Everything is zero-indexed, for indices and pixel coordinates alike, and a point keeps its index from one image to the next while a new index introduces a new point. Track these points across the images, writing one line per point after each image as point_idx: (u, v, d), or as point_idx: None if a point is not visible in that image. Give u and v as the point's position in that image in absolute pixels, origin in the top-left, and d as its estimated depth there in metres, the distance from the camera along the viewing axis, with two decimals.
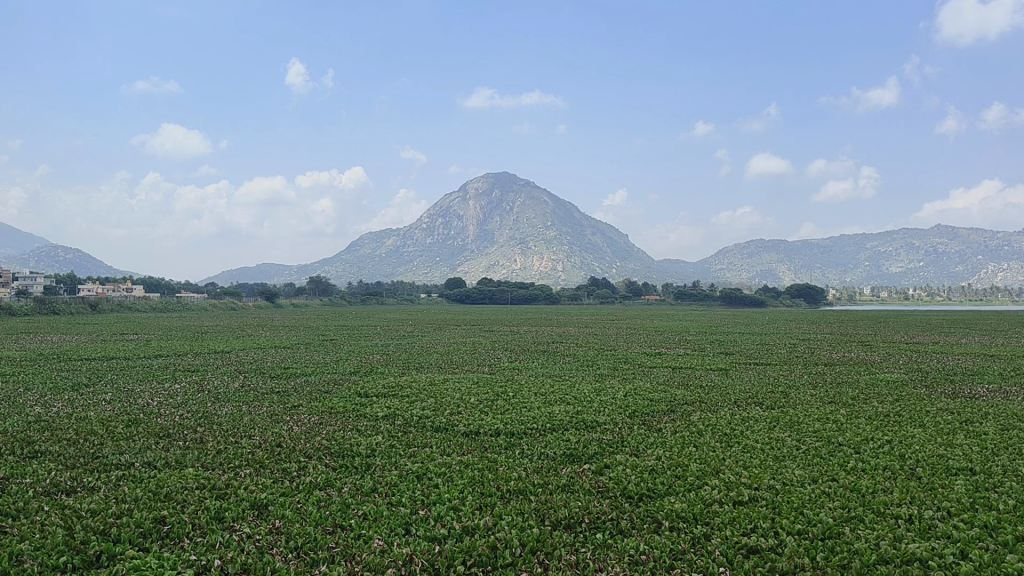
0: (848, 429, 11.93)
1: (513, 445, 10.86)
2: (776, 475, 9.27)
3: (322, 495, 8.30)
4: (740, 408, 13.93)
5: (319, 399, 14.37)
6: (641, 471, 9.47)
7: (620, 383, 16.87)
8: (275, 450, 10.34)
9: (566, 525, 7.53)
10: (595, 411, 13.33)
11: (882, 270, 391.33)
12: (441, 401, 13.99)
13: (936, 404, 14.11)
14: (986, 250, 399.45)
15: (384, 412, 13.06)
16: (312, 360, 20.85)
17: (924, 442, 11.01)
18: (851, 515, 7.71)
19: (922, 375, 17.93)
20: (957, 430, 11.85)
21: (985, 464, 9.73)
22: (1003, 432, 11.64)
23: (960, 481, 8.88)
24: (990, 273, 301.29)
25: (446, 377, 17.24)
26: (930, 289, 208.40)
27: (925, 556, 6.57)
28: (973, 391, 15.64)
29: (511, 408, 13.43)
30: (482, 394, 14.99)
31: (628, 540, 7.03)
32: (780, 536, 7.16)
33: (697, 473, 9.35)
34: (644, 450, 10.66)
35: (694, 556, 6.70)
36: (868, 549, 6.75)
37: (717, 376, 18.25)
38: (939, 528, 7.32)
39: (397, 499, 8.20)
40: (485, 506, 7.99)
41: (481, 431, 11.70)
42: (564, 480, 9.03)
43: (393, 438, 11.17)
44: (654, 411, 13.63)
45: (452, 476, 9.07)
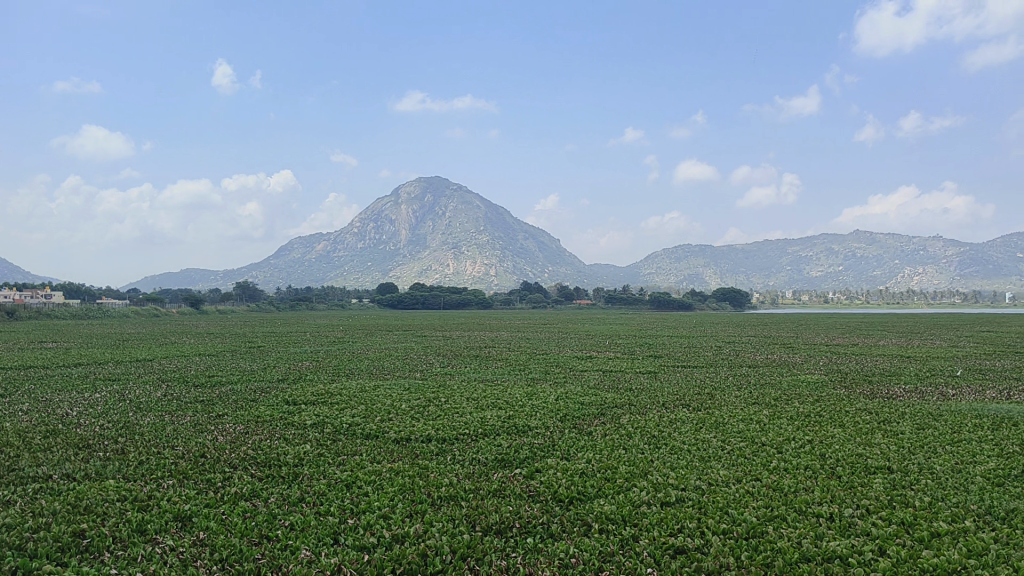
0: (771, 430, 12.23)
1: (444, 451, 10.81)
2: (701, 475, 9.46)
3: (248, 506, 8.13)
4: (668, 410, 14.13)
5: (245, 408, 14.03)
6: (571, 475, 9.52)
7: (551, 387, 16.91)
8: (199, 460, 10.09)
9: (497, 530, 7.53)
10: (526, 416, 13.35)
11: (805, 272, 402.38)
12: (372, 409, 13.83)
13: (855, 404, 14.57)
14: (901, 253, 414.35)
15: (313, 420, 12.87)
16: (239, 368, 20.42)
17: (843, 442, 11.32)
18: (773, 514, 7.90)
19: (842, 376, 18.48)
20: (875, 430, 12.22)
21: (901, 463, 10.05)
22: (919, 431, 12.05)
23: (877, 479, 9.16)
24: (906, 275, 312.61)
25: (377, 384, 17.07)
26: (847, 291, 215.75)
27: (845, 553, 6.75)
28: (890, 391, 16.18)
29: (443, 414, 13.35)
30: (414, 400, 14.91)
31: (558, 544, 7.06)
32: (704, 536, 7.30)
33: (625, 475, 9.47)
34: (574, 453, 10.76)
35: (622, 558, 6.77)
36: (789, 547, 6.91)
37: (646, 378, 18.48)
38: (857, 526, 7.53)
39: (325, 508, 8.08)
40: (416, 513, 7.93)
41: (412, 437, 11.63)
42: (495, 485, 9.03)
43: (322, 446, 11.02)
44: (584, 414, 13.73)
45: (382, 484, 8.97)
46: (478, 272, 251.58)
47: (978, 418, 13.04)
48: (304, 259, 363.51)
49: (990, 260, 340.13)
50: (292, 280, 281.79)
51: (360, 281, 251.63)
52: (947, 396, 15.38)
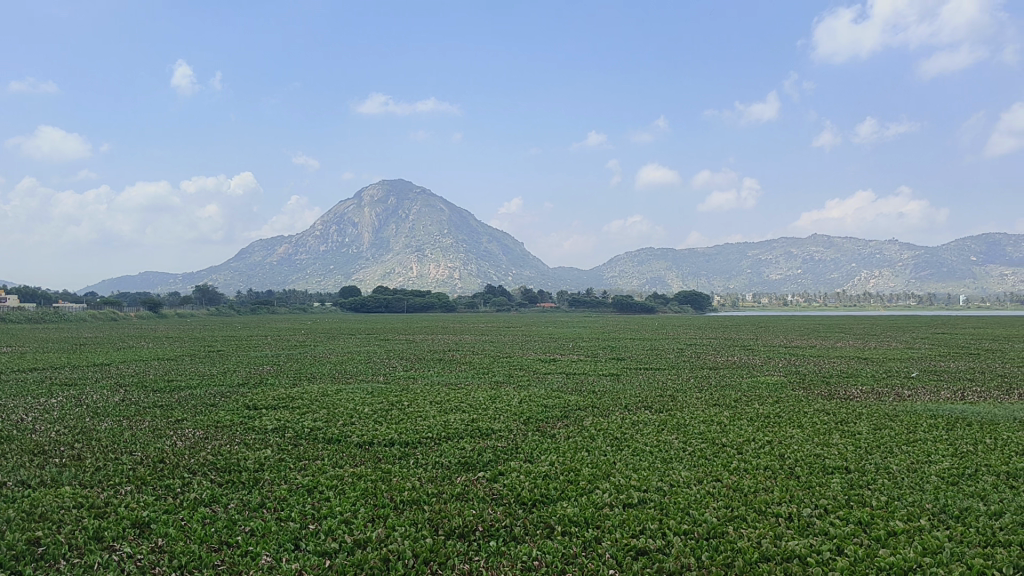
0: (731, 431, 12.39)
1: (407, 455, 10.78)
2: (663, 476, 9.55)
3: (208, 512, 8.04)
4: (630, 412, 14.23)
5: (205, 413, 13.86)
6: (534, 477, 9.55)
7: (515, 390, 16.93)
8: (158, 466, 9.96)
9: (460, 534, 7.53)
10: (490, 419, 13.36)
11: (765, 275, 407.44)
12: (334, 413, 13.74)
13: (814, 405, 14.80)
14: (859, 256, 421.36)
15: (274, 425, 12.75)
16: (199, 372, 20.14)
17: (802, 442, 11.50)
18: (734, 514, 8.00)
19: (801, 378, 18.77)
20: (832, 430, 12.42)
21: (858, 463, 10.23)
22: (875, 431, 12.28)
23: (835, 479, 9.32)
24: (863, 278, 318.03)
25: (339, 388, 16.96)
26: (805, 294, 218.95)
27: (803, 553, 6.86)
28: (848, 392, 16.46)
29: (406, 418, 13.30)
30: (377, 403, 14.84)
31: (522, 547, 7.07)
32: (666, 537, 7.37)
33: (589, 477, 9.53)
34: (538, 456, 10.79)
35: (584, 559, 6.81)
36: (749, 547, 7.00)
37: (609, 381, 18.60)
38: (815, 525, 7.66)
39: (286, 514, 8.02)
40: (378, 518, 7.90)
41: (375, 441, 11.58)
42: (458, 488, 9.03)
43: (283, 451, 10.92)
44: (547, 417, 13.79)
45: (345, 489, 8.91)
46: (442, 275, 250.96)
47: (932, 418, 13.32)
48: (266, 262, 359.88)
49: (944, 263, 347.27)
50: (254, 283, 278.79)
51: (323, 284, 249.39)
52: (902, 397, 15.69)
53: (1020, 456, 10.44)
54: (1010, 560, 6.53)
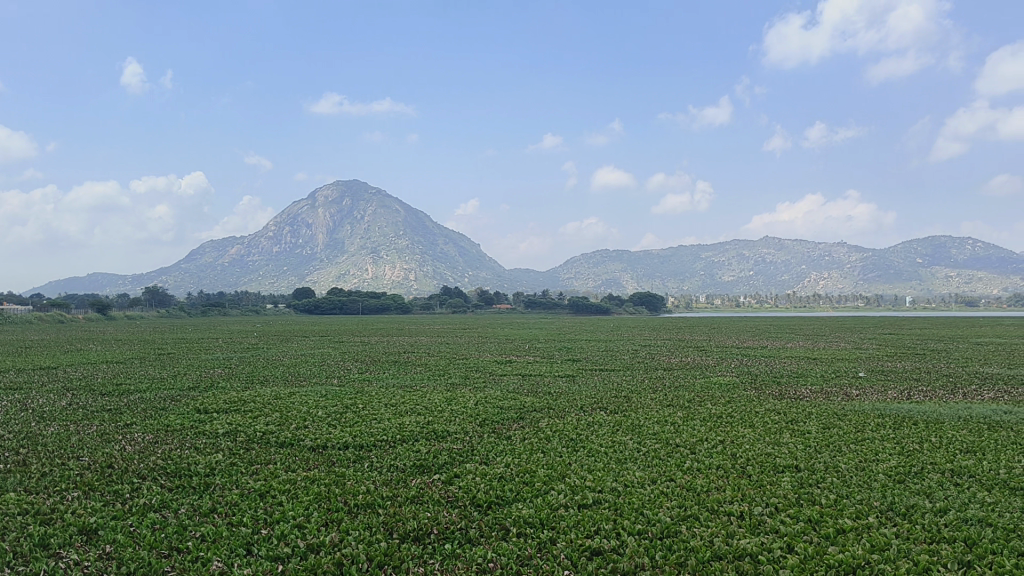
0: (685, 431, 12.53)
1: (361, 458, 10.70)
2: (617, 477, 9.62)
3: (157, 517, 7.89)
4: (585, 414, 14.30)
5: (155, 417, 13.59)
6: (490, 479, 9.55)
7: (470, 392, 16.90)
8: (106, 471, 9.75)
9: (415, 537, 7.49)
10: (445, 421, 13.33)
11: (718, 276, 412.83)
12: (287, 416, 13.58)
13: (765, 405, 15.05)
14: (809, 257, 428.97)
15: (226, 429, 12.57)
16: (148, 375, 19.75)
17: (752, 442, 11.66)
18: (686, 514, 8.08)
19: (753, 378, 19.07)
20: (782, 430, 12.61)
21: (808, 461, 10.43)
22: (825, 431, 12.51)
23: (786, 478, 9.46)
24: (813, 280, 323.99)
25: (293, 391, 16.78)
26: (756, 296, 222.18)
27: (755, 551, 6.95)
28: (798, 392, 16.76)
29: (360, 421, 13.22)
30: (331, 406, 14.71)
31: (477, 549, 7.07)
32: (620, 537, 7.43)
33: (544, 478, 9.55)
34: (493, 457, 10.79)
35: (539, 561, 6.82)
36: (701, 546, 7.07)
37: (564, 382, 18.67)
38: (766, 523, 7.77)
39: (238, 518, 7.90)
40: (332, 522, 7.83)
41: (329, 445, 11.47)
42: (413, 491, 8.99)
43: (234, 455, 10.76)
44: (503, 419, 13.79)
45: (297, 493, 8.82)
46: (397, 277, 249.53)
47: (880, 417, 13.58)
48: (218, 263, 354.52)
49: (891, 264, 355.28)
50: (205, 285, 274.28)
51: (276, 287, 246.15)
52: (850, 397, 15.99)
53: (964, 454, 10.71)
54: (954, 555, 6.70)
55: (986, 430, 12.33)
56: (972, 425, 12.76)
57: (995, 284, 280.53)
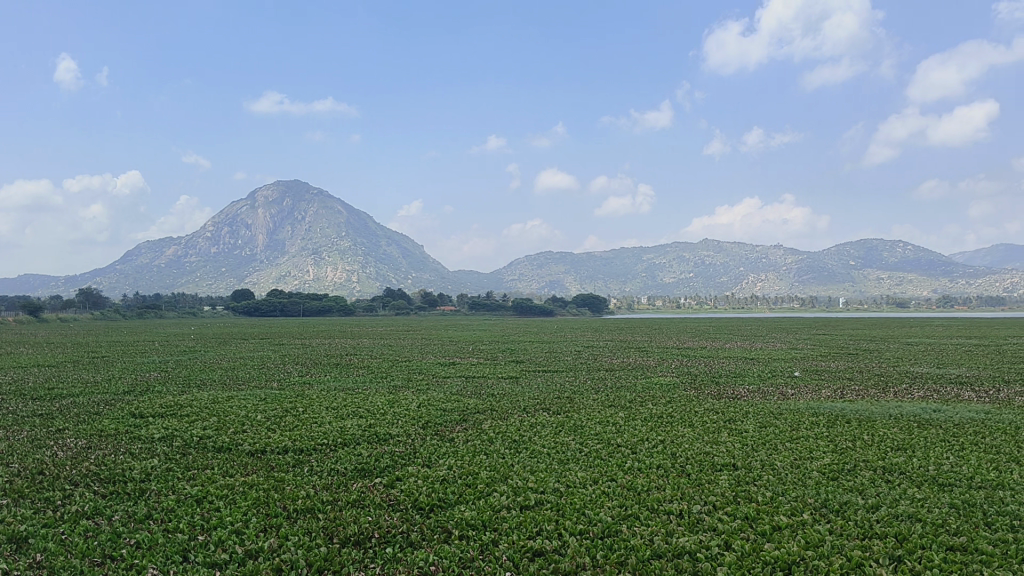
0: (626, 431, 12.64)
1: (302, 463, 10.56)
2: (559, 477, 9.67)
3: (90, 524, 7.68)
4: (528, 414, 14.35)
5: (88, 422, 13.22)
6: (432, 482, 9.51)
7: (413, 394, 16.82)
8: (36, 478, 9.45)
9: (355, 541, 7.43)
10: (387, 424, 13.23)
11: (659, 278, 418.40)
12: (225, 421, 13.34)
13: (703, 404, 15.28)
14: (747, 259, 437.65)
15: (162, 434, 12.29)
16: (82, 379, 19.20)
17: (692, 441, 11.83)
18: (627, 513, 8.16)
19: (692, 378, 19.40)
20: (721, 429, 12.83)
21: (744, 459, 10.62)
22: (761, 429, 12.77)
23: (723, 476, 9.64)
24: (751, 282, 330.59)
25: (231, 394, 16.50)
26: (696, 297, 225.83)
27: (693, 549, 7.06)
28: (736, 391, 17.09)
29: (301, 424, 13.05)
30: (271, 410, 14.50)
31: (418, 553, 7.03)
32: (562, 537, 7.47)
33: (486, 480, 9.55)
34: (436, 460, 10.77)
35: (481, 563, 6.82)
36: (641, 545, 7.15)
37: (507, 383, 18.75)
38: (705, 521, 7.89)
39: (175, 524, 7.75)
40: (271, 527, 7.73)
41: (268, 449, 11.30)
42: (354, 495, 8.90)
43: (171, 461, 10.53)
44: (446, 421, 13.74)
45: (235, 499, 8.67)
46: (339, 278, 247.33)
47: (814, 416, 13.89)
48: (155, 263, 346.46)
49: (827, 266, 364.14)
50: (141, 287, 267.81)
51: (215, 287, 241.60)
52: (787, 396, 16.32)
53: (895, 451, 11.02)
54: (885, 551, 6.89)
55: (914, 428, 12.72)
56: (901, 423, 13.14)
57: (924, 287, 289.69)
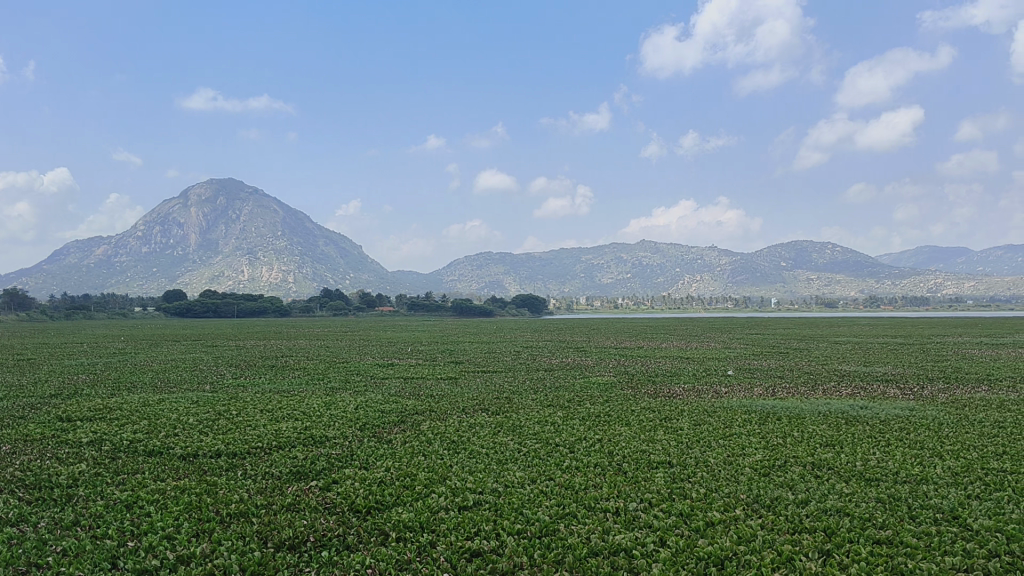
0: (564, 430, 12.72)
1: (235, 466, 10.37)
2: (498, 477, 9.68)
3: (15, 532, 7.43)
4: (467, 415, 14.33)
5: (11, 427, 12.78)
6: (369, 484, 9.43)
7: (350, 396, 16.65)
8: None
9: (290, 545, 7.33)
10: (324, 426, 13.08)
11: (597, 279, 422.04)
12: (156, 424, 13.02)
13: (640, 403, 15.48)
14: (683, 260, 444.35)
15: (90, 438, 11.93)
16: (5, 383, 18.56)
17: (629, 439, 11.98)
18: (565, 512, 8.22)
19: (629, 377, 19.64)
20: (657, 427, 13.02)
21: (680, 457, 10.78)
22: (696, 427, 12.99)
23: (659, 474, 9.77)
24: (687, 283, 335.61)
25: (163, 397, 16.11)
26: (633, 297, 228.27)
27: (629, 546, 7.14)
28: (672, 390, 17.35)
29: (235, 427, 12.82)
30: (204, 413, 14.20)
31: (355, 556, 6.97)
32: (500, 537, 7.48)
33: (425, 481, 9.51)
34: (373, 462, 10.68)
35: (418, 565, 6.79)
36: (578, 543, 7.21)
37: (446, 384, 18.73)
38: (640, 518, 8.00)
39: (103, 531, 7.54)
40: (203, 532, 7.57)
41: (200, 452, 11.07)
42: (289, 498, 8.78)
43: (98, 466, 10.22)
44: (384, 422, 13.65)
45: (167, 504, 8.47)
46: (275, 278, 243.66)
47: (747, 414, 14.18)
48: (83, 263, 336.24)
49: (761, 267, 371.78)
50: (67, 287, 259.40)
51: (146, 288, 235.75)
52: (720, 395, 16.60)
53: (824, 448, 11.30)
54: (815, 545, 7.08)
55: (842, 424, 13.09)
56: (830, 420, 13.48)
57: (852, 287, 297.71)
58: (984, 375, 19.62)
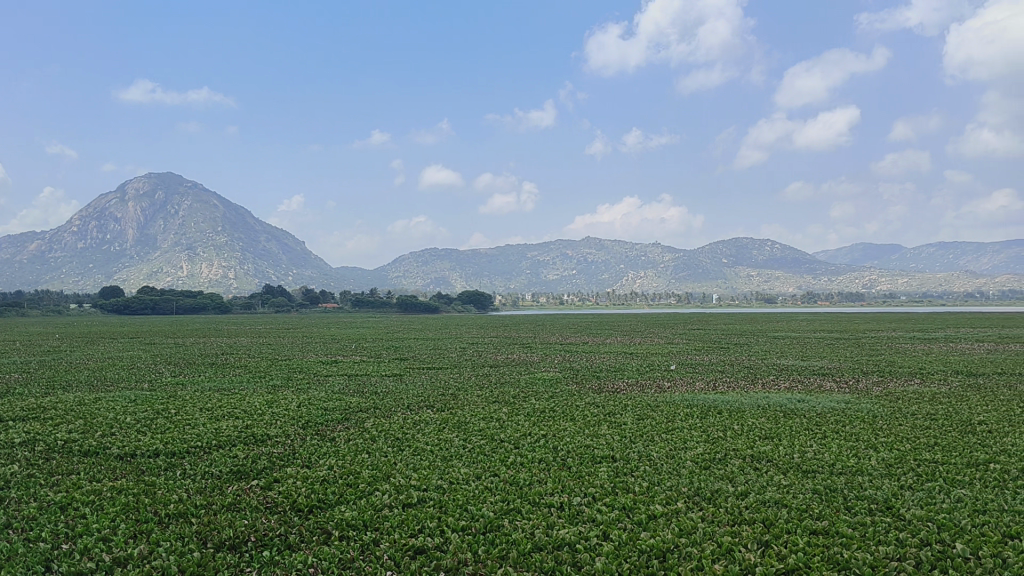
0: (509, 426, 12.75)
1: (175, 465, 10.18)
2: (443, 474, 9.66)
3: None
4: (412, 413, 14.25)
5: None
6: (311, 482, 9.34)
7: (293, 394, 16.46)
8: None
9: (230, 546, 7.22)
10: (266, 424, 12.91)
11: (543, 275, 423.36)
12: (92, 423, 12.70)
13: (584, 399, 15.60)
14: (628, 256, 448.34)
15: (21, 438, 11.59)
16: None
17: (573, 435, 12.07)
18: (509, 507, 8.25)
19: (574, 373, 19.78)
20: (601, 422, 13.14)
21: (623, 451, 10.90)
22: (639, 421, 13.15)
23: (603, 468, 9.87)
24: (630, 279, 338.82)
25: (99, 396, 15.72)
26: (577, 294, 229.64)
27: (572, 540, 7.20)
28: (615, 385, 17.54)
29: (173, 426, 12.58)
30: (142, 412, 13.92)
31: (297, 555, 6.90)
32: (445, 534, 7.47)
33: (368, 479, 9.46)
34: (316, 460, 10.58)
35: (361, 564, 6.75)
36: (522, 539, 7.25)
37: (391, 381, 18.65)
38: (584, 513, 8.07)
39: (36, 533, 7.32)
40: (141, 534, 7.42)
41: (138, 452, 10.84)
42: (230, 498, 8.64)
43: (31, 467, 9.94)
44: (327, 420, 13.53)
45: (104, 505, 8.27)
46: (216, 275, 239.29)
47: (688, 407, 14.41)
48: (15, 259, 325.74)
49: (703, 264, 377.04)
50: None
51: (80, 286, 229.35)
52: (663, 389, 16.83)
53: (763, 441, 11.53)
54: (754, 536, 7.22)
55: (781, 417, 13.39)
56: (769, 413, 13.78)
57: (791, 284, 303.51)
58: (916, 368, 20.25)
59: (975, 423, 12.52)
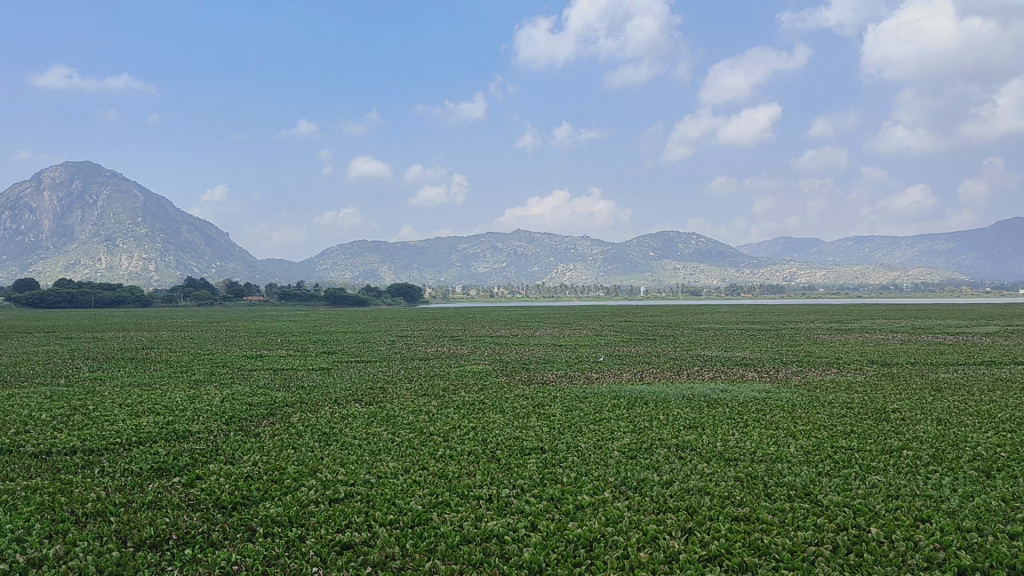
0: (438, 420, 12.70)
1: (91, 464, 9.88)
2: (370, 469, 9.60)
3: None
4: (339, 407, 14.11)
5: None
6: (235, 479, 9.17)
7: (216, 389, 16.10)
8: None
9: (152, 544, 7.06)
10: (188, 420, 12.61)
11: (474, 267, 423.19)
12: (4, 422, 12.21)
13: (513, 391, 15.67)
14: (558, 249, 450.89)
15: None
16: None
17: (503, 427, 12.11)
18: (437, 501, 8.25)
19: (503, 365, 19.85)
20: (530, 413, 13.23)
21: (551, 443, 11.01)
22: (568, 412, 13.29)
23: (532, 460, 9.93)
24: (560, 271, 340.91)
25: (11, 393, 15.14)
26: (506, 288, 229.71)
27: (500, 532, 7.25)
28: (544, 377, 17.65)
29: (91, 424, 12.17)
30: (58, 408, 13.45)
31: (220, 553, 6.78)
32: (372, 529, 7.44)
33: (294, 474, 9.33)
34: (240, 456, 10.41)
35: (286, 559, 6.68)
36: (451, 532, 7.27)
37: (318, 375, 18.42)
38: (512, 504, 8.13)
39: None
40: (57, 534, 7.19)
41: (53, 450, 10.48)
42: (150, 496, 8.44)
43: None
44: (252, 415, 13.28)
45: (16, 505, 7.98)
46: (137, 267, 232.23)
47: (615, 398, 14.62)
48: None
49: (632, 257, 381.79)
50: None
51: None
52: (590, 380, 17.04)
53: (687, 430, 11.78)
54: (678, 524, 7.38)
55: (704, 407, 13.69)
56: (693, 403, 14.10)
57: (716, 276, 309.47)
58: (833, 358, 20.90)
59: (889, 411, 13.00)
